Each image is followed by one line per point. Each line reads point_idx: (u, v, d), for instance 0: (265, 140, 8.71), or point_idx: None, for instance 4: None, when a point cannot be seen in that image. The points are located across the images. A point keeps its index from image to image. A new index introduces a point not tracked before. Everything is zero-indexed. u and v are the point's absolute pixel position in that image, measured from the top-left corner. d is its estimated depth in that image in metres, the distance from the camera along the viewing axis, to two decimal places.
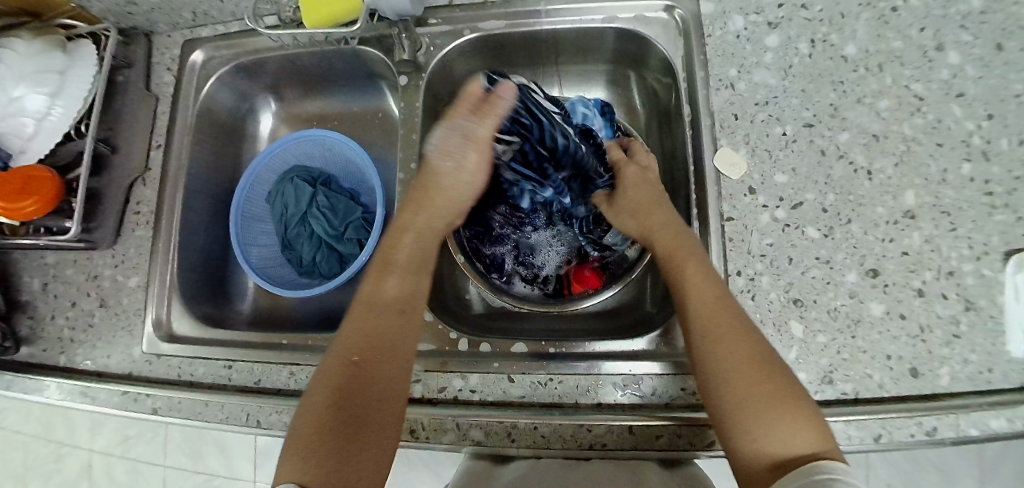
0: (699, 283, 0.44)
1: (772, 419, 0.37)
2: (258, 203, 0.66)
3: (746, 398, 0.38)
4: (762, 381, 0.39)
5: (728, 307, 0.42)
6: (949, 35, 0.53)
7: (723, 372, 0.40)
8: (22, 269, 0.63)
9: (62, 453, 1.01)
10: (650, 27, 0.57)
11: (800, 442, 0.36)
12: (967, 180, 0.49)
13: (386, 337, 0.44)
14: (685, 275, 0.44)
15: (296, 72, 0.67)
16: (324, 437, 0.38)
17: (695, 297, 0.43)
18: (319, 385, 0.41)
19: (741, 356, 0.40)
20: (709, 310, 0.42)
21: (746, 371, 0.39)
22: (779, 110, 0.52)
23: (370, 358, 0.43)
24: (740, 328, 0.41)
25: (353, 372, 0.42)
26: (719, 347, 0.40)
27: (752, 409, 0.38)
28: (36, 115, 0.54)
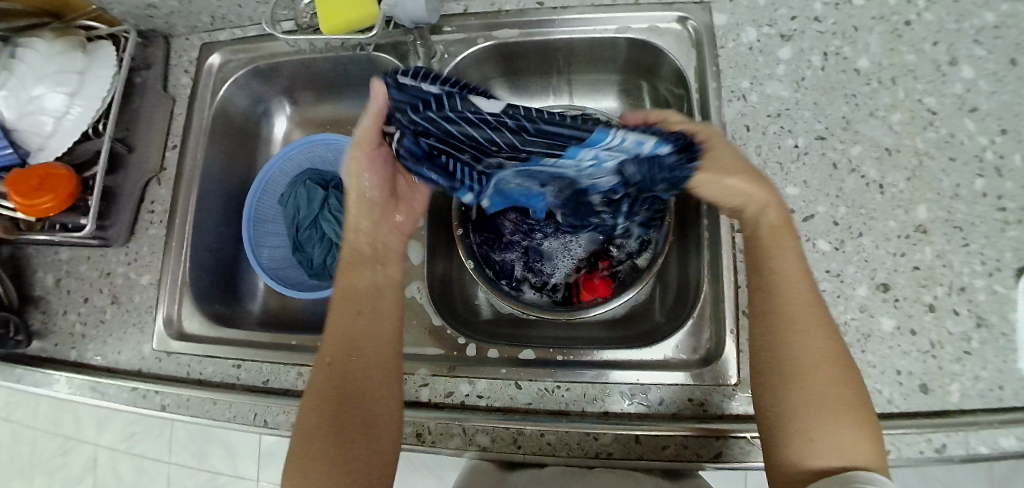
0: (796, 281, 0.42)
1: (837, 426, 0.38)
2: (270, 205, 0.67)
3: (815, 402, 0.38)
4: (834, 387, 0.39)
5: (818, 311, 0.41)
6: (963, 50, 0.52)
7: (801, 374, 0.39)
8: (37, 265, 0.64)
9: (68, 447, 1.02)
10: (662, 38, 0.57)
11: (859, 452, 0.37)
12: (980, 195, 0.49)
13: (366, 335, 0.45)
14: (782, 271, 0.43)
15: (310, 76, 0.68)
16: (325, 439, 0.41)
17: (793, 298, 0.42)
18: (313, 389, 0.43)
19: (821, 362, 0.39)
20: (799, 307, 0.41)
21: (819, 377, 0.39)
22: (791, 122, 0.52)
23: (354, 357, 0.44)
24: (821, 332, 0.41)
25: (339, 372, 0.43)
26: (800, 349, 0.40)
27: (821, 416, 0.38)
28: (55, 114, 0.55)
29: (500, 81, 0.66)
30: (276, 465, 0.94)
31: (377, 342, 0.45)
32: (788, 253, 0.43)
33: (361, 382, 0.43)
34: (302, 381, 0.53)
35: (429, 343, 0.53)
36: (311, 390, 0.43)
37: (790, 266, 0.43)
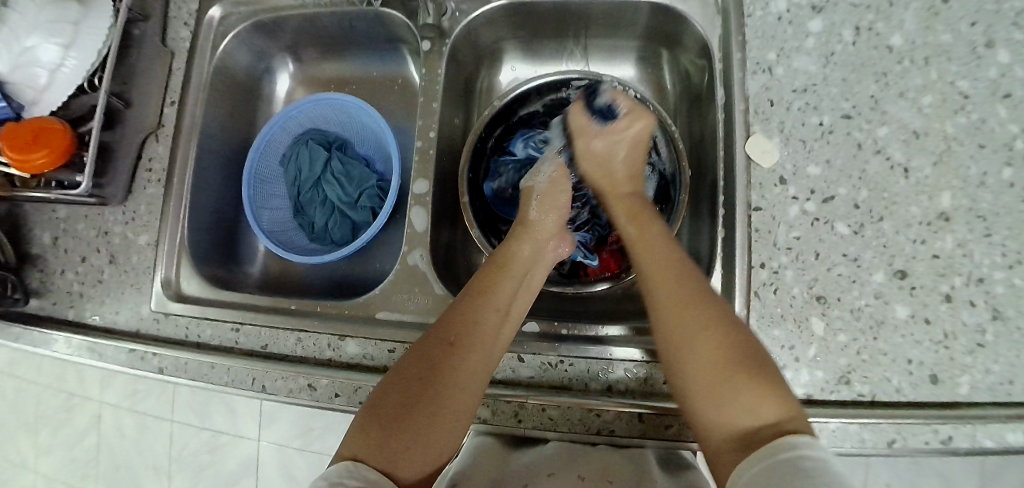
0: (660, 255, 0.45)
1: (734, 387, 0.36)
2: (271, 166, 0.65)
3: (704, 367, 0.37)
4: (717, 348, 0.37)
5: (689, 280, 0.42)
6: (1001, 32, 0.50)
7: (686, 345, 0.38)
8: (35, 221, 0.62)
9: (71, 404, 1.02)
10: (687, 4, 0.54)
11: (764, 412, 0.34)
12: (1006, 185, 0.47)
13: (485, 335, 0.42)
14: (649, 250, 0.45)
15: (316, 33, 0.65)
16: (399, 412, 0.38)
17: (662, 274, 0.43)
18: (413, 359, 0.41)
19: (703, 326, 0.38)
20: (670, 281, 0.42)
21: (700, 339, 0.38)
22: (817, 98, 0.50)
23: (459, 349, 0.41)
24: (695, 298, 0.40)
25: (442, 357, 0.41)
26: (682, 316, 0.39)
27: (710, 386, 0.36)
28: (49, 66, 0.54)
29: (513, 44, 0.63)
30: (274, 429, 0.94)
31: (489, 351, 0.42)
32: (655, 232, 0.47)
33: (456, 378, 0.40)
34: (302, 347, 0.52)
35: (431, 313, 0.51)
36: (409, 359, 0.41)
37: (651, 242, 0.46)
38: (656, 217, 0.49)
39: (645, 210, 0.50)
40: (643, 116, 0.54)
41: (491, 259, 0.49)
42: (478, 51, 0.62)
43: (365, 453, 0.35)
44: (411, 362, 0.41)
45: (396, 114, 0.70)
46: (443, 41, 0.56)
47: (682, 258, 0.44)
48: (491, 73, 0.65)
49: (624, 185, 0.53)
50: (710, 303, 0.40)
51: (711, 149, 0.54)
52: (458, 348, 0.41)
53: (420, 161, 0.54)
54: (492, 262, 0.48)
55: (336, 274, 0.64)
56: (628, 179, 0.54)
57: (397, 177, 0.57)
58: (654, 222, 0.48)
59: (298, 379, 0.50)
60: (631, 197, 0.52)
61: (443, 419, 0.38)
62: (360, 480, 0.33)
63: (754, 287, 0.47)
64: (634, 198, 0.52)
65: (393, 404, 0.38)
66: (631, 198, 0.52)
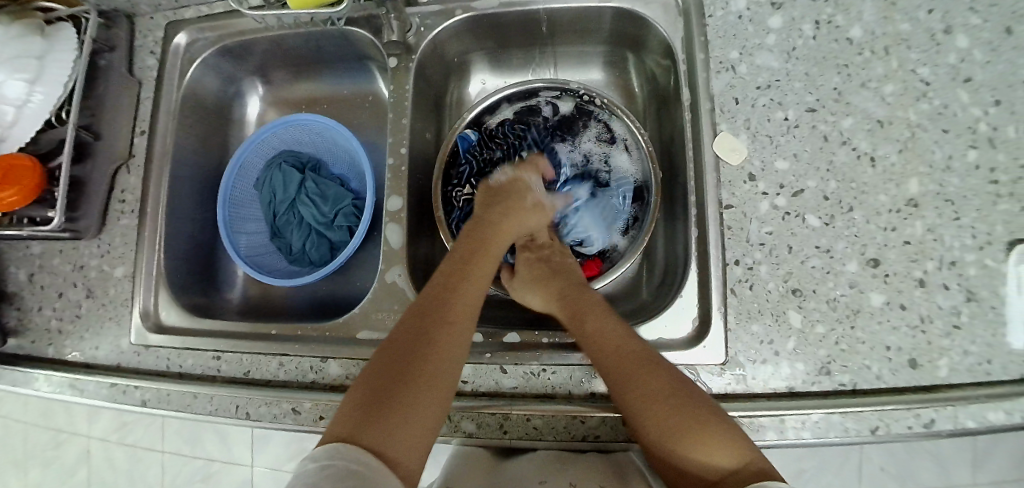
0: (605, 334, 0.44)
1: (689, 443, 0.37)
2: (245, 189, 0.64)
3: (662, 429, 0.39)
4: (680, 415, 0.38)
5: (637, 351, 0.42)
6: (958, 18, 0.51)
7: (643, 423, 0.39)
8: (9, 259, 0.61)
9: (60, 440, 1.01)
10: (648, 7, 0.55)
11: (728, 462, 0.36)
12: (972, 168, 0.48)
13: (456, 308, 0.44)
14: (589, 333, 0.45)
15: (284, 54, 0.65)
16: (380, 392, 0.38)
17: (606, 352, 0.43)
18: (392, 344, 0.41)
19: (661, 394, 0.39)
20: (614, 358, 0.42)
21: (660, 415, 0.39)
22: (781, 94, 0.50)
23: (439, 323, 0.42)
24: (649, 370, 0.41)
25: (417, 334, 0.41)
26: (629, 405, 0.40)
27: (678, 446, 0.38)
28: (15, 102, 0.52)
29: (480, 56, 0.64)
30: (268, 452, 0.94)
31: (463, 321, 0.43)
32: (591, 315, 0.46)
33: (436, 348, 0.41)
34: (284, 371, 0.52)
35: None
36: (386, 346, 0.41)
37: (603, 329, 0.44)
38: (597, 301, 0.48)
39: (578, 292, 0.49)
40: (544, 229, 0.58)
41: (468, 234, 0.51)
42: (446, 63, 0.62)
43: (354, 437, 0.35)
44: (389, 345, 0.41)
45: (368, 130, 0.70)
46: (409, 57, 0.56)
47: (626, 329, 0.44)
48: (461, 84, 0.66)
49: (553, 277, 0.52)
50: (667, 373, 0.41)
51: (680, 149, 0.55)
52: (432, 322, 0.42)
53: (392, 177, 0.54)
54: (505, 201, 0.53)
55: (317, 294, 0.64)
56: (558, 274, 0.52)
57: (372, 194, 0.57)
58: (589, 304, 0.47)
59: (282, 404, 0.50)
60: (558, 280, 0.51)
61: (426, 391, 0.38)
62: (355, 463, 0.33)
63: (730, 284, 0.47)
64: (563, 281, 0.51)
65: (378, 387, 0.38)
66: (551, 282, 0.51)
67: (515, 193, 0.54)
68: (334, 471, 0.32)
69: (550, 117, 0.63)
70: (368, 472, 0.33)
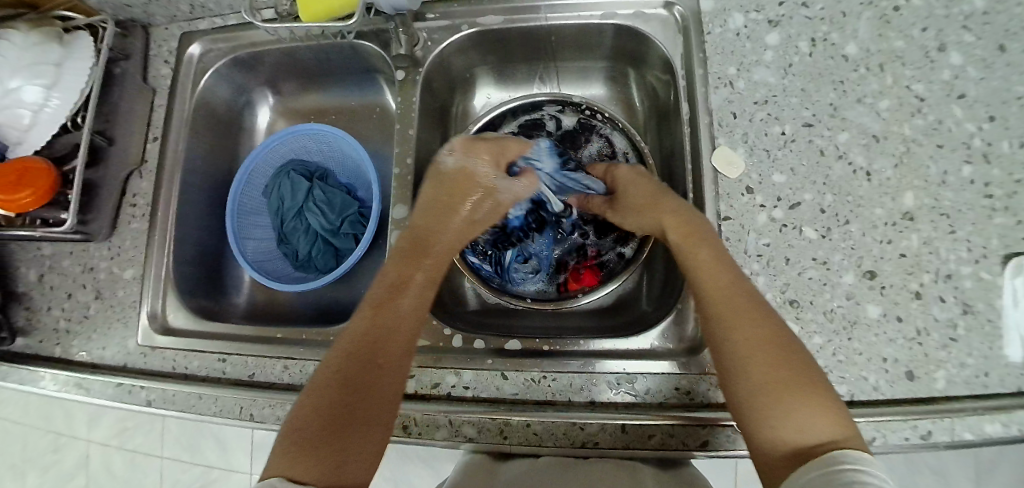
0: (714, 274, 0.41)
1: (789, 404, 0.34)
2: (254, 196, 0.66)
3: (761, 382, 0.36)
4: (775, 371, 0.36)
5: (744, 294, 0.40)
6: (952, 36, 0.52)
7: (737, 368, 0.37)
8: (19, 260, 0.63)
9: (60, 444, 1.01)
10: (649, 24, 0.56)
11: (819, 429, 0.33)
12: (967, 182, 0.49)
13: (399, 320, 0.42)
14: (700, 269, 0.42)
15: (294, 66, 0.67)
16: (320, 431, 0.34)
17: (715, 294, 0.40)
18: (326, 378, 0.37)
19: (759, 344, 0.37)
20: (718, 298, 0.40)
21: (754, 364, 0.36)
22: (779, 109, 0.52)
23: (379, 358, 0.39)
24: (752, 316, 0.39)
25: (356, 367, 0.38)
26: (722, 345, 0.38)
27: (764, 400, 0.35)
28: (32, 107, 0.54)
29: (486, 70, 0.65)
30: None
31: (403, 349, 0.41)
32: (705, 251, 0.42)
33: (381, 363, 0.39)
34: (288, 374, 0.53)
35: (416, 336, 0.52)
36: (327, 368, 0.38)
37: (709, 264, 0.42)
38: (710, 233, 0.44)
39: (697, 226, 0.44)
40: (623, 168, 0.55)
41: (405, 241, 0.47)
42: (451, 77, 0.64)
43: (296, 471, 0.32)
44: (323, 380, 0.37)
45: (374, 140, 0.71)
46: (416, 70, 0.58)
47: (736, 273, 0.41)
48: (465, 96, 0.67)
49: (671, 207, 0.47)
50: (772, 328, 0.38)
51: (681, 162, 0.56)
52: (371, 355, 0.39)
53: (397, 186, 0.55)
54: (443, 205, 0.49)
55: (321, 300, 0.65)
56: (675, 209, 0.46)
57: (377, 202, 0.58)
58: (706, 241, 0.43)
59: (286, 406, 0.51)
60: (673, 213, 0.46)
61: (369, 430, 0.36)
62: None
63: None
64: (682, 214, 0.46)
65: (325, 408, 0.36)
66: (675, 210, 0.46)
67: (463, 187, 0.51)
68: None
69: (553, 131, 0.64)
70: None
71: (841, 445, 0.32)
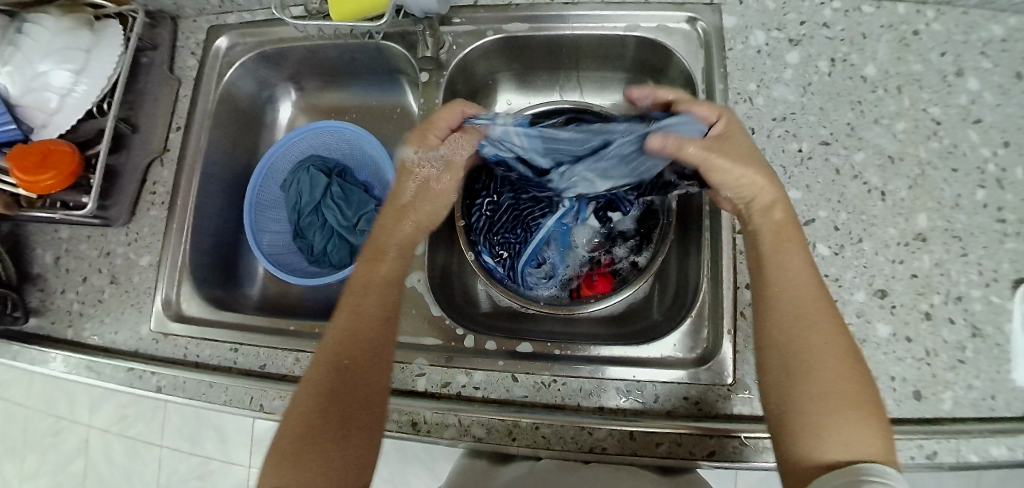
0: (800, 279, 0.41)
1: (841, 419, 0.36)
2: (272, 190, 0.67)
3: (820, 394, 0.37)
4: (843, 384, 0.37)
5: (827, 306, 0.40)
6: (969, 61, 0.53)
7: (804, 372, 0.38)
8: (37, 242, 0.63)
9: (60, 428, 1.02)
10: (671, 37, 0.57)
11: (866, 444, 0.35)
12: (980, 206, 0.49)
13: (367, 332, 0.43)
14: (788, 272, 0.42)
15: (318, 64, 0.68)
16: (304, 444, 0.38)
17: (802, 300, 0.40)
18: (306, 392, 0.40)
19: (834, 357, 0.38)
20: (806, 302, 0.40)
21: (824, 373, 0.37)
22: (797, 126, 0.52)
23: (351, 369, 0.41)
24: (831, 328, 0.39)
25: (336, 379, 0.41)
26: (800, 347, 0.39)
27: (823, 409, 0.36)
28: (60, 91, 0.55)
29: (507, 75, 0.66)
30: None
31: (379, 354, 0.43)
32: (794, 257, 0.42)
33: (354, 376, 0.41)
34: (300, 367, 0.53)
35: (428, 334, 0.53)
36: (304, 385, 0.41)
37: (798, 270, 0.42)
38: (802, 243, 0.43)
39: (792, 230, 0.44)
40: (735, 118, 0.48)
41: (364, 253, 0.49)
42: (474, 80, 0.64)
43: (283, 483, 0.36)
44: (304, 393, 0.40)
45: (393, 140, 0.72)
46: (440, 72, 0.59)
47: (819, 284, 0.42)
48: (486, 100, 0.68)
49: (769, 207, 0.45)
50: (846, 345, 0.39)
51: None
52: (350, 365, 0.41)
53: None
54: (391, 215, 0.50)
55: (333, 296, 0.66)
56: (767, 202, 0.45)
57: None
58: (796, 246, 0.43)
59: None
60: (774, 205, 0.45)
61: (355, 436, 0.40)
62: None
63: (740, 307, 0.49)
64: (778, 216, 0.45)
65: (304, 425, 0.39)
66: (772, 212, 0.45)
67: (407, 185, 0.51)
68: None
69: None
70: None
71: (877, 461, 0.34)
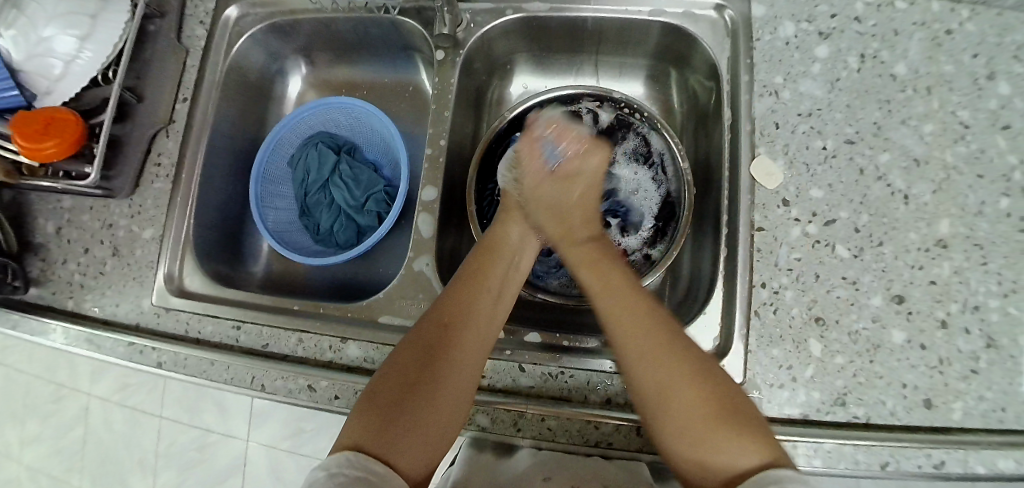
0: (629, 305, 0.43)
1: (713, 438, 0.36)
2: (279, 166, 0.65)
3: (678, 423, 0.37)
4: (703, 397, 0.37)
5: (665, 322, 0.42)
6: (1002, 65, 0.51)
7: (665, 401, 0.38)
8: (39, 211, 0.62)
9: (61, 395, 1.02)
10: (697, 25, 0.55)
11: (747, 456, 0.35)
12: (1003, 215, 0.48)
13: (479, 313, 0.44)
14: (609, 298, 0.44)
15: (330, 37, 0.67)
16: (394, 398, 0.38)
17: (630, 319, 0.42)
18: (407, 347, 0.42)
19: (674, 378, 0.38)
20: (624, 322, 0.42)
21: (672, 400, 0.38)
22: (821, 123, 0.51)
23: (451, 348, 0.42)
24: (666, 349, 0.40)
25: (436, 343, 0.42)
26: (647, 379, 0.39)
27: (695, 435, 0.36)
28: (64, 57, 0.54)
29: (525, 56, 0.65)
30: (266, 428, 0.94)
31: (483, 332, 0.44)
32: (622, 286, 0.44)
33: (455, 352, 0.42)
34: (302, 347, 0.52)
35: None
36: (402, 347, 0.42)
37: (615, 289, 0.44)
38: (618, 260, 0.48)
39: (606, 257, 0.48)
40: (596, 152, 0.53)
41: (483, 241, 0.51)
42: (491, 59, 0.63)
43: (365, 442, 0.36)
44: (405, 346, 0.42)
45: (405, 119, 0.71)
46: (456, 51, 0.57)
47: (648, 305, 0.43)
48: (502, 82, 0.67)
49: (579, 233, 0.50)
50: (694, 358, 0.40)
51: (717, 169, 0.55)
52: (455, 329, 0.43)
53: (428, 167, 0.55)
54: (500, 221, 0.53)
55: (337, 276, 0.65)
56: (584, 224, 0.51)
57: (405, 182, 0.58)
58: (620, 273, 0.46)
59: (298, 380, 0.50)
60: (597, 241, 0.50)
61: (438, 415, 0.39)
62: (367, 472, 0.33)
63: (754, 306, 0.48)
64: (593, 243, 0.50)
65: (395, 389, 0.39)
66: (587, 244, 0.49)
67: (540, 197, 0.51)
68: (342, 480, 0.32)
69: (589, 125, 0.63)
70: (378, 479, 0.33)
71: (772, 468, 0.34)
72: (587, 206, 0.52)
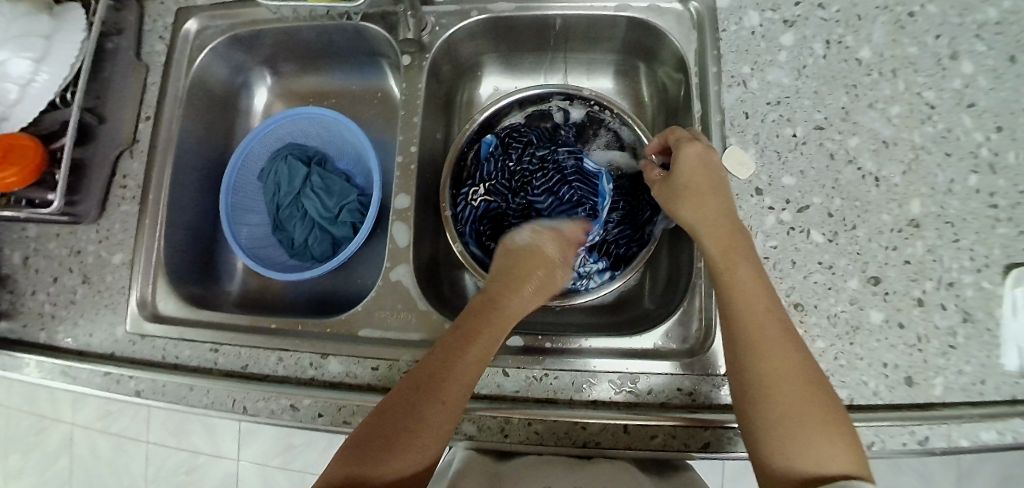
0: (751, 301, 0.42)
1: (812, 440, 0.36)
2: (249, 182, 0.64)
3: (791, 424, 0.37)
4: (808, 398, 0.37)
5: (781, 320, 0.41)
6: (964, 44, 0.52)
7: (771, 406, 0.38)
8: (4, 241, 0.60)
9: (42, 426, 0.99)
10: (663, 18, 0.55)
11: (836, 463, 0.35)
12: (972, 192, 0.49)
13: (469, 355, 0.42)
14: (737, 291, 0.43)
15: (294, 46, 0.66)
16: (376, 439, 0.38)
17: (746, 304, 0.42)
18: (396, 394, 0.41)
19: (784, 376, 0.38)
20: (756, 324, 0.41)
21: (781, 401, 0.38)
22: (790, 110, 0.51)
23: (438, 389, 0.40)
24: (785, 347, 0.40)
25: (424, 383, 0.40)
26: (770, 372, 0.39)
27: (793, 438, 0.36)
28: (20, 81, 0.51)
29: (493, 57, 0.64)
30: (257, 445, 0.93)
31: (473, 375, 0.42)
32: (747, 275, 0.43)
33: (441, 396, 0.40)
34: (283, 366, 0.51)
35: (417, 329, 0.51)
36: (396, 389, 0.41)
37: (740, 280, 0.43)
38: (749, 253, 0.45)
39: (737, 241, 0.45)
40: (687, 139, 0.50)
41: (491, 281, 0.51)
42: (458, 63, 0.62)
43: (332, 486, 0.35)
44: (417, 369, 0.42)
45: (376, 127, 0.70)
46: (422, 56, 0.57)
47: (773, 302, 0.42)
48: (471, 84, 0.66)
49: (716, 225, 0.46)
50: (807, 361, 0.39)
51: None
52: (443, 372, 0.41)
53: (401, 175, 0.54)
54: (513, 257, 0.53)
55: (317, 290, 0.64)
56: (717, 213, 0.47)
57: (377, 190, 0.56)
58: (745, 259, 0.44)
59: (280, 399, 0.49)
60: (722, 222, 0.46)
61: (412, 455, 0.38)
62: None
63: None
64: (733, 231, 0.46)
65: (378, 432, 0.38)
66: (727, 232, 0.46)
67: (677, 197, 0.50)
68: None
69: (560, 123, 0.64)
70: None
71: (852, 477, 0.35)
72: (710, 185, 0.47)
